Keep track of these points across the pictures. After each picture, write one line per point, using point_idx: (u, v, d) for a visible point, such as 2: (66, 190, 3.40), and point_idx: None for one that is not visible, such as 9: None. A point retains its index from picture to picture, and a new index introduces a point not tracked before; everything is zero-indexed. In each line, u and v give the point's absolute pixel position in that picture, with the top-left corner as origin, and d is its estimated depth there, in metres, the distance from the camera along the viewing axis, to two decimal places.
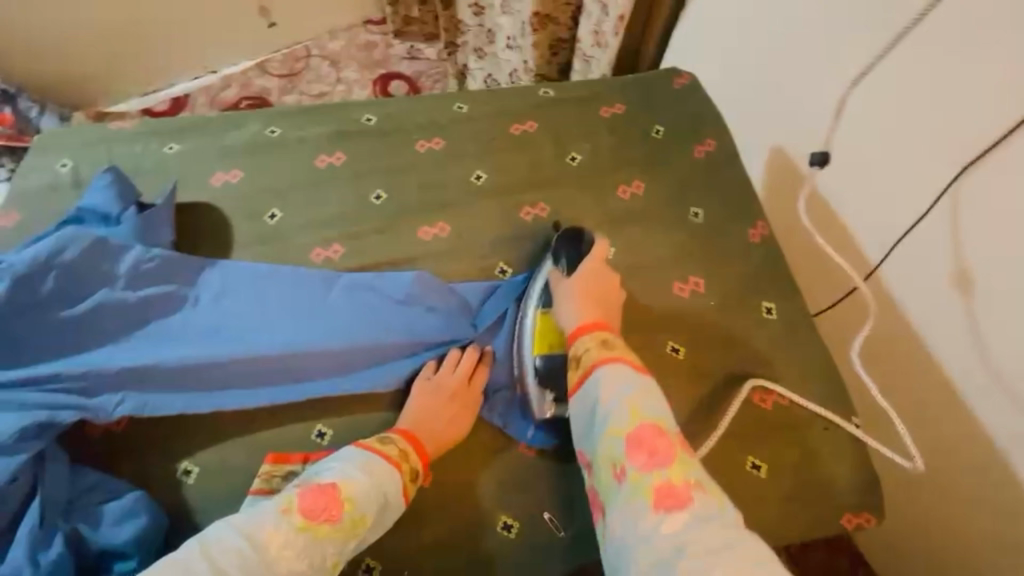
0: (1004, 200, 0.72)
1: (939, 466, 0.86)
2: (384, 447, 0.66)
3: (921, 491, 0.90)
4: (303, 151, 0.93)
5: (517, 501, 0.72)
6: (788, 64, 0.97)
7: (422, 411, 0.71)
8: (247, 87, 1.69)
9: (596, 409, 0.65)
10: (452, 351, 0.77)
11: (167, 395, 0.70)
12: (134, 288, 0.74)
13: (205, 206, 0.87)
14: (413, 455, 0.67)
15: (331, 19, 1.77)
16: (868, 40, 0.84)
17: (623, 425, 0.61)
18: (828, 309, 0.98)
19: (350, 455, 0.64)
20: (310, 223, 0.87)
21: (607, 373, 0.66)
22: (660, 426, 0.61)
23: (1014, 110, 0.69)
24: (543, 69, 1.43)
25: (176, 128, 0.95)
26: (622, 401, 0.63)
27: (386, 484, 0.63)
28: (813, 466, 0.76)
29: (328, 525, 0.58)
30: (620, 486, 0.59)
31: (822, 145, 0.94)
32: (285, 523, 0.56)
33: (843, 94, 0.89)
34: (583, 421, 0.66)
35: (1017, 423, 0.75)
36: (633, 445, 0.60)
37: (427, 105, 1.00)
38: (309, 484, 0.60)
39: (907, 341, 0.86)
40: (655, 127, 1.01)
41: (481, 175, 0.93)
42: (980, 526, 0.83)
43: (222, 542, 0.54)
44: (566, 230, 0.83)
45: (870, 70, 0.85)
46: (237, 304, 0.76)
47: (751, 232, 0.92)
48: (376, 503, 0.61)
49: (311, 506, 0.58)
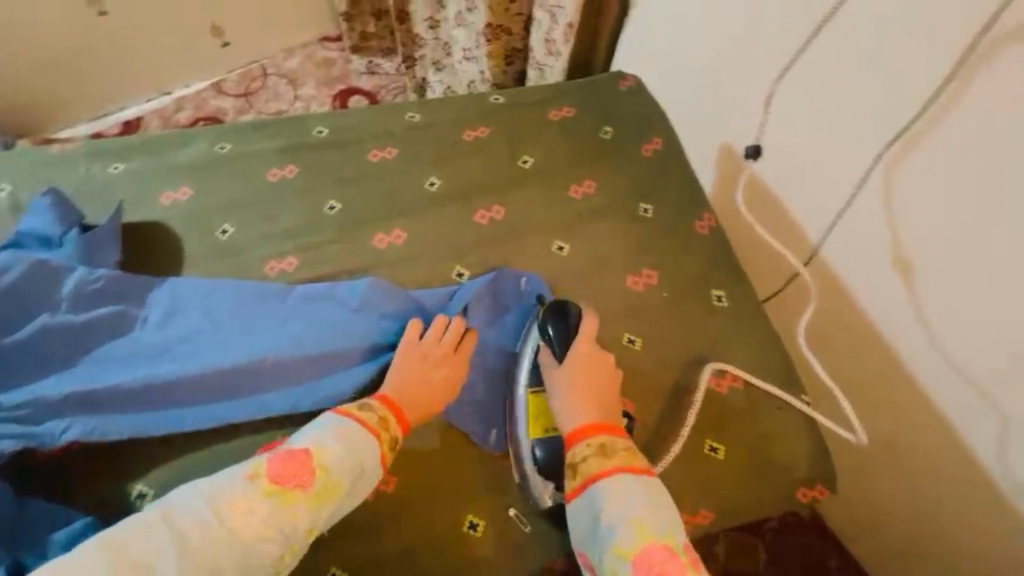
0: (933, 181, 0.76)
1: (882, 434, 0.92)
2: (362, 413, 0.68)
3: (869, 461, 0.95)
4: (254, 167, 0.93)
5: (482, 501, 0.74)
6: (724, 63, 1.01)
7: (406, 379, 0.73)
8: (203, 108, 1.66)
9: (599, 525, 0.63)
10: (440, 317, 0.78)
11: (114, 418, 0.69)
12: (78, 311, 0.73)
13: (151, 225, 0.86)
14: (393, 424, 0.69)
15: (284, 34, 1.75)
16: (788, 40, 0.89)
17: (630, 545, 0.60)
18: (775, 296, 1.03)
19: (328, 423, 0.66)
20: (262, 238, 0.86)
21: (608, 486, 0.65)
22: (668, 544, 0.60)
23: (921, 94, 0.75)
24: (498, 78, 1.42)
25: (120, 148, 0.93)
26: (627, 519, 0.62)
27: (362, 453, 0.64)
28: (769, 446, 0.79)
29: (298, 490, 0.60)
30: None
31: (755, 138, 1.00)
32: (253, 487, 0.59)
33: (772, 86, 0.94)
34: (584, 531, 0.65)
35: (958, 388, 0.80)
36: (641, 568, 0.59)
37: (379, 114, 1.00)
38: (280, 451, 0.62)
39: (851, 318, 0.92)
40: (603, 128, 1.02)
41: (434, 181, 0.93)
42: (922, 489, 0.89)
43: (186, 506, 0.57)
44: (551, 304, 0.78)
45: (792, 65, 0.90)
46: (189, 323, 0.75)
47: (699, 223, 0.94)
48: (352, 470, 0.63)
49: (280, 471, 0.61)
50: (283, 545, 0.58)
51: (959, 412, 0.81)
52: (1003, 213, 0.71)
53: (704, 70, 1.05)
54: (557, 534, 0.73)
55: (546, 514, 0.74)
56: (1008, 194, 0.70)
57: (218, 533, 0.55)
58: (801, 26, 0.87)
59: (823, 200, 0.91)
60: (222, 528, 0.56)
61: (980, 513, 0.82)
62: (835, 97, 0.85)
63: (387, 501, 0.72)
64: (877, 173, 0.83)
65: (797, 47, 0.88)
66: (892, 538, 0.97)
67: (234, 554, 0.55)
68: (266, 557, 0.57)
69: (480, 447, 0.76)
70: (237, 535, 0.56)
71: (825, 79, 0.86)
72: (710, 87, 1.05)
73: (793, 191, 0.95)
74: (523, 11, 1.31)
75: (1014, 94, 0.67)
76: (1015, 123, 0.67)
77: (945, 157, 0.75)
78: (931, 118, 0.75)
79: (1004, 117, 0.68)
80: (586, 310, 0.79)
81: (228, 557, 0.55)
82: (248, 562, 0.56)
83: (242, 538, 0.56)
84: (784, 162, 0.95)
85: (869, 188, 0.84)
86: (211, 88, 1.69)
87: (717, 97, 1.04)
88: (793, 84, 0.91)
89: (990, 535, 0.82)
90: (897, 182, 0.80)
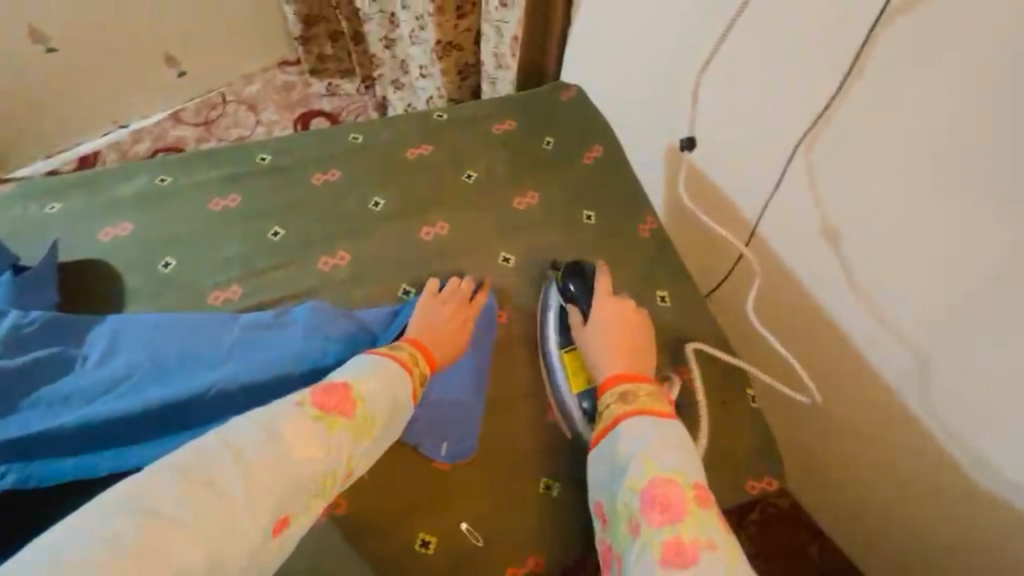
0: (866, 165, 0.79)
1: (843, 418, 0.97)
2: (394, 352, 0.72)
3: (837, 438, 1.00)
4: (194, 199, 0.92)
5: (434, 517, 0.74)
6: (652, 65, 1.06)
7: (427, 324, 0.79)
8: (162, 139, 1.62)
9: (616, 463, 0.65)
10: (452, 279, 0.86)
11: (56, 461, 0.68)
12: (14, 355, 0.72)
13: (93, 262, 0.86)
14: (422, 360, 0.74)
15: (238, 61, 1.73)
16: (699, 32, 0.95)
17: (639, 478, 0.61)
18: (727, 278, 1.10)
19: (363, 362, 0.68)
20: (205, 270, 0.86)
21: (626, 426, 0.66)
22: (675, 479, 0.60)
23: (844, 87, 0.79)
24: (455, 93, 1.44)
25: (60, 187, 0.93)
26: (638, 455, 0.63)
27: (399, 387, 0.68)
28: (720, 440, 0.83)
29: (341, 418, 0.60)
30: (634, 540, 0.58)
31: (688, 130, 1.06)
32: (300, 412, 0.58)
33: (697, 76, 0.99)
34: (602, 472, 0.66)
35: (908, 367, 0.84)
36: (647, 499, 0.59)
37: (322, 138, 1.01)
38: (320, 384, 0.63)
39: (803, 308, 0.98)
40: (545, 139, 1.04)
41: (379, 201, 0.94)
42: (881, 463, 0.94)
43: (237, 433, 0.55)
44: (567, 266, 0.87)
45: (712, 57, 0.95)
46: (133, 358, 0.75)
47: (642, 227, 0.97)
48: (388, 405, 0.65)
49: (323, 399, 0.61)
50: (326, 469, 0.57)
51: (904, 391, 0.86)
52: (925, 201, 0.74)
53: (651, 75, 1.07)
54: (511, 543, 0.74)
55: (500, 525, 0.75)
56: (931, 175, 0.73)
57: (280, 453, 0.54)
58: (742, 29, 0.88)
59: (768, 198, 0.95)
60: (272, 451, 0.54)
61: (937, 487, 0.86)
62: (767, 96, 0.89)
63: (336, 525, 0.73)
64: (818, 165, 0.86)
65: (714, 42, 0.94)
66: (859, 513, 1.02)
67: (294, 470, 0.54)
68: (311, 479, 0.55)
69: (431, 463, 0.77)
70: (290, 455, 0.54)
71: (770, 80, 0.88)
72: (668, 89, 1.06)
73: (742, 191, 1.00)
74: (472, 28, 1.32)
75: (924, 89, 0.70)
76: (933, 101, 0.70)
77: (873, 145, 0.78)
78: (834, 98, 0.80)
79: (919, 110, 0.71)
80: (597, 266, 0.87)
81: (278, 479, 0.52)
82: (295, 485, 0.53)
83: (293, 458, 0.54)
84: (723, 155, 1.01)
85: (809, 182, 0.88)
86: (170, 117, 1.66)
87: (669, 103, 1.07)
88: (734, 86, 0.94)
89: (946, 511, 0.85)
90: (831, 168, 0.84)
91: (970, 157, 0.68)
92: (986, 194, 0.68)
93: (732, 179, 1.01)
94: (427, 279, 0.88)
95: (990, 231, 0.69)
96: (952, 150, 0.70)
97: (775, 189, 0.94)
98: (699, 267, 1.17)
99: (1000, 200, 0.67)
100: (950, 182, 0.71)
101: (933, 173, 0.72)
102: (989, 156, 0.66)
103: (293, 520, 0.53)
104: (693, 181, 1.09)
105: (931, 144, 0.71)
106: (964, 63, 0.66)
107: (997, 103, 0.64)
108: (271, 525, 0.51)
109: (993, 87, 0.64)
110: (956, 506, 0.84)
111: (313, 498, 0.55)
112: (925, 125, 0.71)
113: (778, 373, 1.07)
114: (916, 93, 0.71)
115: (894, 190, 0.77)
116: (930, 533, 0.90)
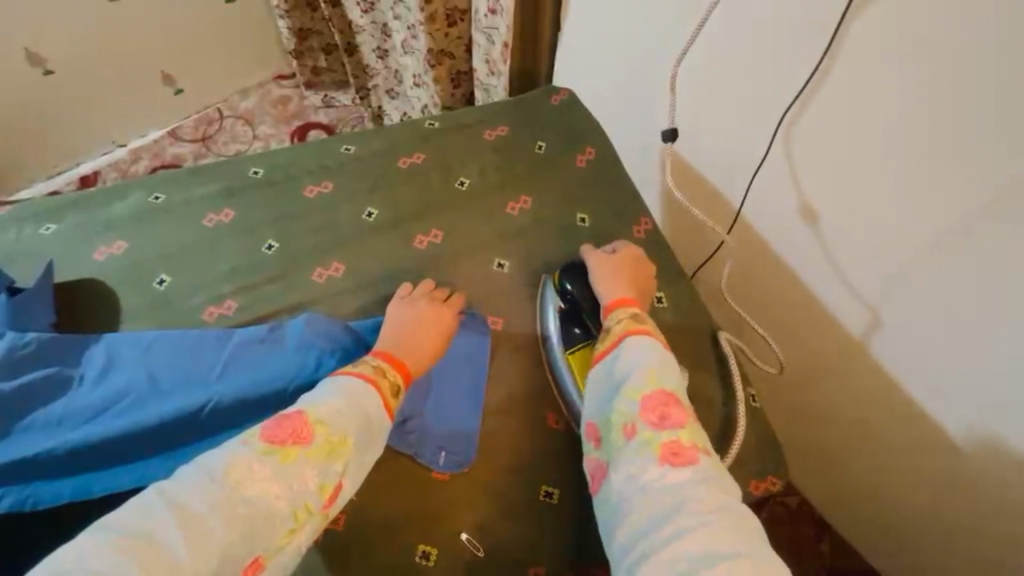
0: (862, 155, 0.80)
1: (851, 409, 0.97)
2: (359, 367, 0.71)
3: (842, 429, 1.00)
4: (189, 214, 0.93)
5: (434, 527, 0.74)
6: (633, 61, 1.08)
7: (398, 332, 0.78)
8: (160, 156, 1.64)
9: (616, 376, 0.69)
10: (425, 281, 0.86)
11: (52, 484, 0.68)
12: (11, 378, 0.71)
13: (90, 282, 0.86)
14: (390, 370, 0.72)
15: (233, 76, 1.74)
16: (680, 26, 0.96)
17: (641, 387, 0.66)
18: (704, 266, 1.14)
19: (326, 385, 0.67)
20: (200, 285, 0.86)
21: (632, 342, 0.71)
22: (675, 395, 0.65)
23: (834, 80, 0.79)
24: (448, 101, 1.44)
25: (55, 207, 0.93)
26: (641, 367, 0.68)
27: (361, 400, 0.66)
28: (728, 437, 0.82)
29: (298, 446, 0.59)
30: (629, 442, 0.63)
31: (668, 120, 1.06)
32: (248, 450, 0.58)
33: (672, 67, 1.01)
34: (600, 383, 0.71)
35: (912, 360, 0.84)
36: (647, 406, 0.64)
37: (315, 149, 1.01)
38: (274, 416, 0.62)
39: (804, 302, 0.98)
40: (538, 143, 1.04)
41: (372, 211, 0.94)
42: (889, 453, 0.94)
43: (185, 481, 0.55)
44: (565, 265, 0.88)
45: (691, 45, 0.95)
46: (129, 377, 0.75)
47: (636, 228, 0.97)
48: (357, 423, 0.64)
49: (274, 432, 0.60)
50: (292, 502, 0.57)
51: (909, 384, 0.86)
52: (914, 205, 0.76)
53: (645, 79, 1.07)
54: (514, 550, 0.74)
55: (504, 531, 0.74)
56: (927, 164, 0.73)
57: (231, 499, 0.54)
58: (736, 33, 0.88)
59: (763, 193, 0.96)
60: (235, 490, 0.55)
61: (944, 478, 0.87)
62: (757, 91, 0.89)
63: (335, 538, 0.72)
64: (812, 159, 0.86)
65: (689, 34, 0.95)
66: (870, 506, 1.02)
67: (250, 511, 0.54)
68: (276, 515, 0.56)
69: (429, 470, 0.76)
70: (247, 495, 0.55)
71: (762, 76, 0.88)
72: (666, 90, 1.04)
73: (739, 192, 1.00)
74: (463, 35, 1.32)
75: (913, 94, 0.71)
76: (923, 92, 0.70)
77: (869, 137, 0.78)
78: (812, 86, 0.82)
79: (910, 116, 0.73)
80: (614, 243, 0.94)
81: (243, 519, 0.53)
82: (258, 524, 0.54)
83: (252, 499, 0.55)
84: (706, 147, 1.02)
85: (808, 182, 0.88)
86: (168, 135, 1.68)
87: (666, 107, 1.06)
88: (727, 89, 0.94)
89: (953, 501, 0.87)
90: (827, 160, 0.84)
91: (970, 147, 0.68)
92: (986, 183, 0.68)
93: (727, 179, 1.01)
94: (405, 280, 0.88)
95: (986, 223, 0.70)
96: (942, 155, 0.71)
97: (772, 188, 0.94)
98: (679, 251, 1.19)
99: (988, 204, 0.69)
100: (941, 185, 0.73)
101: (925, 176, 0.74)
102: (978, 161, 0.68)
103: (268, 562, 0.55)
104: (687, 178, 1.09)
105: (921, 149, 0.73)
106: (953, 68, 0.67)
107: (986, 110, 0.66)
108: (241, 567, 0.53)
109: (982, 94, 0.65)
110: (964, 496, 0.85)
111: (287, 534, 0.56)
112: (920, 115, 0.72)
113: (747, 341, 1.11)
114: (908, 84, 0.71)
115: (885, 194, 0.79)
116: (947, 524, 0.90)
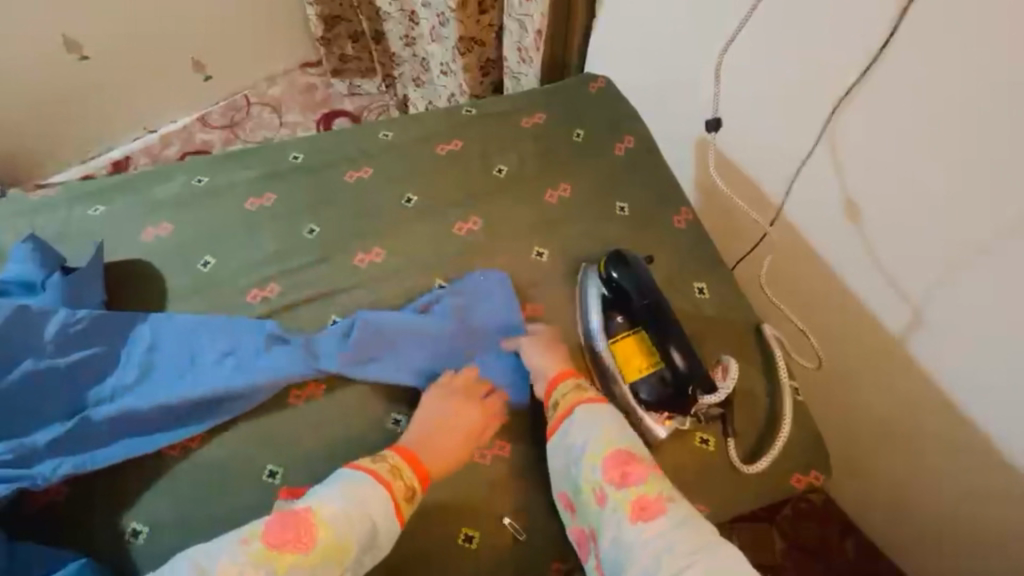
0: (911, 152, 0.78)
1: (890, 406, 0.95)
2: (376, 462, 0.69)
3: (877, 428, 0.99)
4: (232, 198, 0.94)
5: (474, 512, 0.75)
6: (672, 49, 1.05)
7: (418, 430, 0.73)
8: (190, 143, 1.65)
9: (571, 446, 0.73)
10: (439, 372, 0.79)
11: (107, 447, 0.71)
12: (64, 353, 0.73)
13: (137, 262, 0.88)
14: (407, 470, 0.69)
15: (262, 64, 1.75)
16: (721, 15, 0.94)
17: (598, 452, 0.70)
18: (741, 260, 1.12)
19: (340, 479, 0.66)
20: (242, 268, 0.88)
21: (582, 413, 0.74)
22: (630, 448, 0.71)
23: (886, 74, 0.77)
24: (476, 90, 1.43)
25: (102, 189, 0.95)
26: (595, 434, 0.72)
27: (368, 503, 0.64)
28: (775, 428, 0.82)
29: (293, 553, 0.60)
30: (603, 508, 0.68)
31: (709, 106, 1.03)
32: (245, 554, 0.59)
33: (720, 55, 0.97)
34: (555, 458, 0.74)
35: (964, 357, 0.82)
36: (608, 469, 0.69)
37: (353, 135, 1.01)
38: (278, 514, 0.63)
39: (841, 298, 0.95)
40: (575, 131, 1.03)
41: (410, 197, 0.95)
42: (928, 453, 0.92)
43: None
44: (611, 255, 0.85)
45: (735, 35, 0.94)
46: (179, 355, 0.78)
47: (676, 218, 0.96)
48: (363, 526, 0.63)
49: (275, 535, 0.61)
50: None
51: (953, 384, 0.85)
52: (963, 204, 0.75)
53: (683, 68, 1.05)
54: (550, 536, 0.75)
55: (541, 518, 0.76)
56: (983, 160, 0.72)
57: None
58: (787, 23, 0.86)
59: (802, 186, 0.94)
60: None
61: (986, 479, 0.86)
62: (808, 82, 0.87)
63: None
64: (856, 155, 0.84)
65: (729, 34, 0.95)
66: (903, 505, 1.01)
67: None
68: None
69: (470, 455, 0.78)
70: None
71: (811, 64, 0.85)
72: (707, 81, 1.02)
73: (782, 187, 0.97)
74: (495, 23, 1.31)
75: (969, 94, 0.71)
76: (984, 86, 0.69)
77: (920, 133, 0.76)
78: (865, 79, 0.80)
79: (967, 112, 0.71)
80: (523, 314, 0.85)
81: None
82: None
83: None
84: (745, 138, 1.00)
85: (852, 180, 0.86)
86: (197, 121, 1.69)
87: (708, 94, 1.03)
88: (771, 80, 0.92)
89: (992, 503, 0.86)
90: (874, 156, 0.82)
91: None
92: None
93: (767, 171, 0.98)
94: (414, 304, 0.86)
95: None
96: (997, 154, 0.70)
97: (816, 182, 0.92)
98: (718, 243, 1.16)
99: None
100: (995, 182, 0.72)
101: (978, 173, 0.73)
102: None
103: None
104: (724, 171, 1.06)
105: (973, 147, 0.72)
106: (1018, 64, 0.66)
107: None
108: None
109: None
110: (1008, 498, 0.84)
111: None
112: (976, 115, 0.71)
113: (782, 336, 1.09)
114: (966, 80, 0.70)
115: (932, 193, 0.78)
116: (986, 526, 0.88)
